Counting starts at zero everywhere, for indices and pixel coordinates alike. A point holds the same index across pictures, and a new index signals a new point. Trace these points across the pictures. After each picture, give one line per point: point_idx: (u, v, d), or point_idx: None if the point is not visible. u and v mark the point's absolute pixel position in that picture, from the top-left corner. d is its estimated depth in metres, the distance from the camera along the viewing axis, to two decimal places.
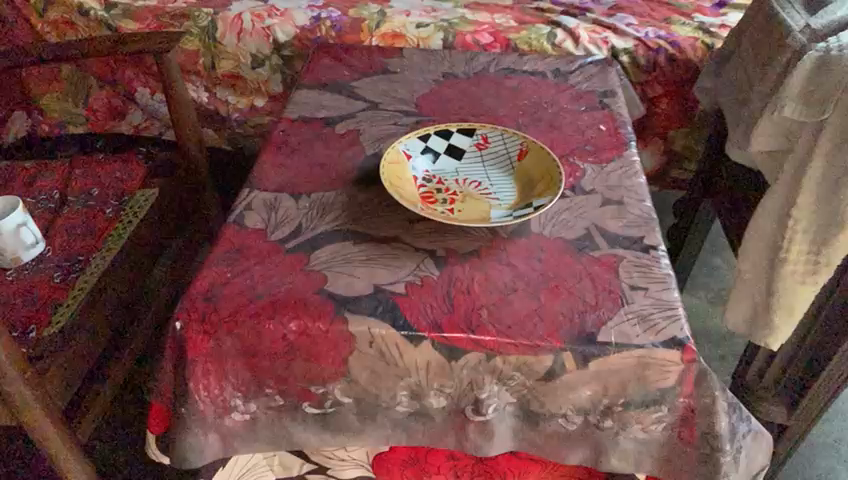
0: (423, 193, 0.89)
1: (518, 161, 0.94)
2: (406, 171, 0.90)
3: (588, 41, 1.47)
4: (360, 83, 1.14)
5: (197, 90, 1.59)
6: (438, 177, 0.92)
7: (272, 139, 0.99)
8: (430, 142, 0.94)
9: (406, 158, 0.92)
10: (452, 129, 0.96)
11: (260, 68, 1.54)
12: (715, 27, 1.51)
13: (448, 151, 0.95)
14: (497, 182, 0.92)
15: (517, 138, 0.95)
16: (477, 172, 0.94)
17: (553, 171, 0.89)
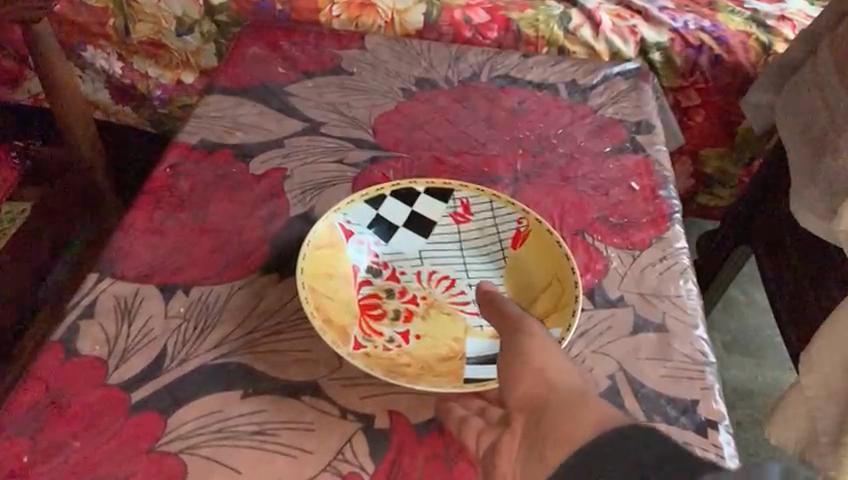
0: (365, 303, 0.60)
1: (512, 247, 0.64)
2: (343, 261, 0.61)
3: (611, 29, 1.15)
4: (298, 88, 0.81)
5: (107, 58, 1.23)
6: (392, 267, 0.64)
7: (153, 180, 0.67)
8: (383, 210, 0.64)
9: (344, 238, 0.62)
10: (418, 187, 0.65)
11: (189, 35, 1.20)
12: (772, 20, 1.17)
13: (409, 222, 0.65)
14: (478, 281, 0.64)
15: (514, 210, 0.64)
16: (450, 259, 0.65)
17: (565, 280, 0.59)
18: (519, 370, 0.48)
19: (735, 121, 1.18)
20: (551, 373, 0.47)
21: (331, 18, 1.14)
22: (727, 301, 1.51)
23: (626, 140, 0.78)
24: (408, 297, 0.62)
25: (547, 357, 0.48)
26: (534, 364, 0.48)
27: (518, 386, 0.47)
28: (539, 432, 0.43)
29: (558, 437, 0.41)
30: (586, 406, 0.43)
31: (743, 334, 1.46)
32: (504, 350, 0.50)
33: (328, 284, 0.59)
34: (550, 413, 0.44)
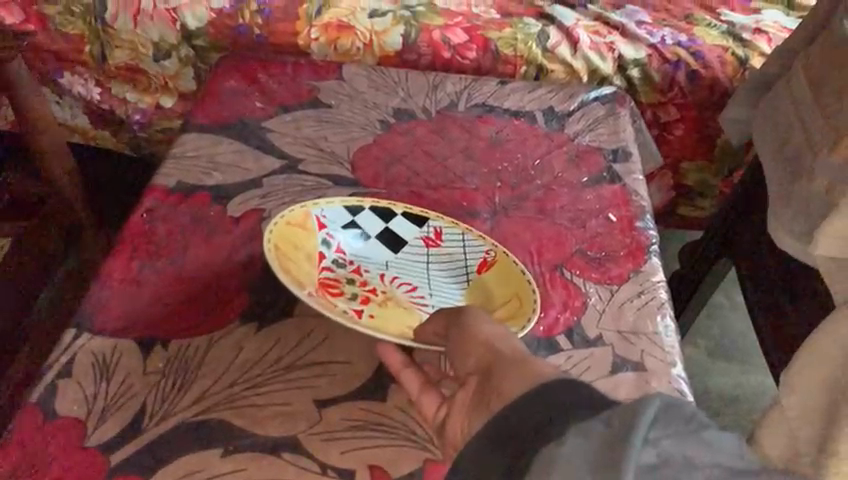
0: (324, 281, 0.64)
1: (476, 274, 0.67)
2: (311, 242, 0.66)
3: (589, 45, 1.16)
4: (276, 123, 0.81)
5: (84, 84, 1.22)
6: (357, 264, 0.67)
7: (129, 226, 0.67)
8: (359, 219, 0.69)
9: (317, 228, 0.66)
10: (397, 210, 0.69)
11: (166, 60, 1.19)
12: (748, 33, 1.20)
13: (382, 235, 0.69)
14: (438, 294, 0.66)
15: (484, 243, 0.68)
16: (414, 274, 0.67)
17: (524, 296, 0.62)
18: (471, 342, 0.51)
19: (713, 135, 1.19)
20: (495, 344, 0.50)
21: (309, 41, 1.15)
22: (710, 307, 1.53)
23: (603, 170, 0.79)
24: (369, 287, 0.65)
25: (497, 328, 0.52)
26: (485, 335, 0.51)
27: (469, 356, 0.50)
28: (484, 390, 0.46)
29: (502, 387, 0.45)
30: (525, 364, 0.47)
31: (726, 339, 1.48)
32: (455, 329, 0.53)
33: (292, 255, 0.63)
34: (494, 370, 0.47)
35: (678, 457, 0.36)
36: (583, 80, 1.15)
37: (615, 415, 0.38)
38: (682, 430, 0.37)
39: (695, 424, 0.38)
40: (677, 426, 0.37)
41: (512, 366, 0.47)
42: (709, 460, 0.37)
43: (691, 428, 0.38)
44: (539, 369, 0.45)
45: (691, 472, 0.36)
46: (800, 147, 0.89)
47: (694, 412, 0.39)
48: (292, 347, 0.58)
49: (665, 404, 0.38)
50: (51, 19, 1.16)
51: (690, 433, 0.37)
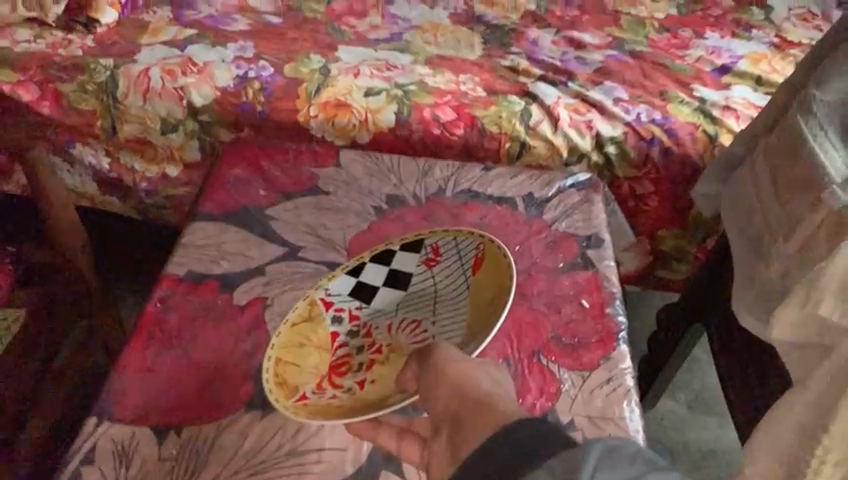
0: (334, 363, 0.71)
1: (473, 269, 0.76)
2: (321, 331, 0.73)
3: (569, 123, 1.24)
4: (278, 210, 0.88)
5: (95, 154, 1.30)
6: (369, 325, 0.76)
7: (144, 315, 0.74)
8: (365, 275, 0.78)
9: (324, 310, 0.74)
10: (395, 247, 0.80)
11: (173, 133, 1.26)
12: (718, 109, 1.29)
13: (388, 281, 0.78)
14: (442, 317, 0.76)
15: (473, 238, 0.78)
16: (423, 303, 0.77)
17: (503, 269, 0.74)
18: (442, 385, 0.57)
19: (687, 206, 1.27)
20: (465, 389, 0.55)
21: (308, 118, 1.24)
22: (691, 361, 1.59)
23: (577, 256, 0.86)
24: (375, 349, 0.73)
25: (463, 368, 0.57)
26: (451, 375, 0.57)
27: (440, 398, 0.56)
28: (455, 436, 0.52)
29: (468, 431, 0.50)
30: (490, 408, 0.52)
31: (706, 393, 1.53)
32: (428, 375, 0.58)
33: (297, 351, 0.70)
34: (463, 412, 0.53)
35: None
36: (563, 157, 1.24)
37: (559, 466, 0.43)
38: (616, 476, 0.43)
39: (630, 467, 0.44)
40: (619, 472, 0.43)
41: (477, 408, 0.53)
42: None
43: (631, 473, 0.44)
44: (500, 414, 0.51)
45: None
46: (762, 228, 0.97)
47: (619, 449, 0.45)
48: (292, 434, 0.65)
49: (606, 451, 0.44)
50: (66, 95, 1.24)
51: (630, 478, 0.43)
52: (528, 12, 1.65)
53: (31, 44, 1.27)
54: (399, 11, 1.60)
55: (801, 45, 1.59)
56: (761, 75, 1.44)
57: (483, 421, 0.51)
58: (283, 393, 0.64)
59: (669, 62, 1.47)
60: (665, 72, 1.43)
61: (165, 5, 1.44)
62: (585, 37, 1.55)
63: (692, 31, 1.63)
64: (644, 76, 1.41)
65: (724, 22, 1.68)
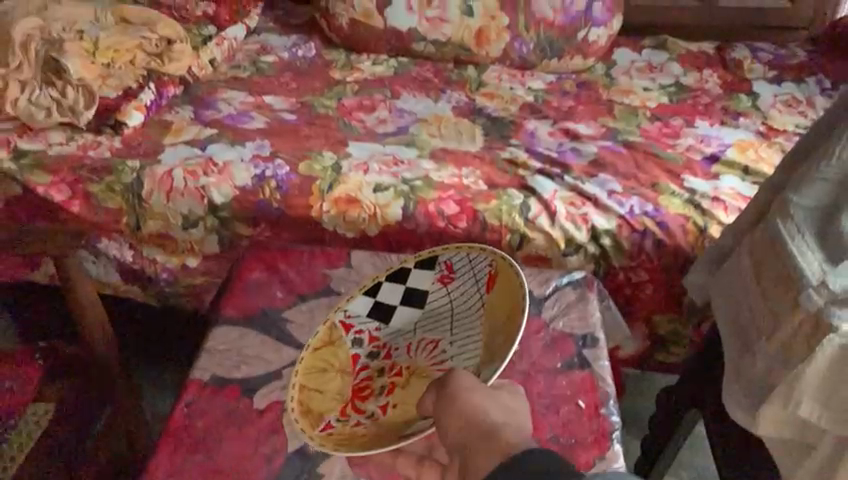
0: (357, 386, 0.86)
1: (484, 276, 0.89)
2: (343, 355, 0.89)
3: (566, 216, 1.32)
4: (294, 313, 0.96)
5: (120, 248, 1.38)
6: (389, 345, 0.91)
7: (172, 421, 0.83)
8: (384, 297, 0.94)
9: (344, 334, 0.91)
10: (409, 265, 0.95)
11: (194, 228, 1.35)
12: (707, 201, 1.36)
13: (406, 300, 0.93)
14: (458, 328, 0.89)
15: (482, 252, 0.90)
16: (440, 314, 0.91)
17: (511, 277, 0.85)
18: (451, 414, 0.63)
19: (681, 293, 1.33)
20: (472, 418, 0.62)
21: (321, 213, 1.32)
22: (695, 437, 1.62)
23: (574, 355, 0.92)
24: (395, 369, 0.88)
25: (470, 395, 0.64)
26: (458, 404, 0.63)
27: (451, 426, 0.63)
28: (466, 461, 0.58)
29: (477, 461, 0.57)
30: (494, 435, 0.58)
31: (710, 470, 1.56)
32: (440, 404, 0.65)
33: (322, 374, 0.86)
34: (474, 443, 0.59)
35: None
36: (561, 248, 1.31)
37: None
38: None
39: None
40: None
41: (485, 440, 0.58)
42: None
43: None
44: (502, 443, 0.57)
45: None
46: (749, 323, 1.02)
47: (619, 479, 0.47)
48: None
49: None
50: (94, 195, 1.32)
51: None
52: (526, 104, 1.75)
53: (63, 147, 1.37)
54: (405, 104, 1.71)
55: (786, 133, 1.68)
56: (749, 164, 1.52)
57: (488, 448, 0.57)
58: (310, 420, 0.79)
59: (662, 152, 1.55)
60: (658, 162, 1.52)
61: (187, 105, 1.55)
62: (580, 128, 1.64)
63: (683, 119, 1.72)
64: (637, 167, 1.49)
65: (712, 109, 1.78)
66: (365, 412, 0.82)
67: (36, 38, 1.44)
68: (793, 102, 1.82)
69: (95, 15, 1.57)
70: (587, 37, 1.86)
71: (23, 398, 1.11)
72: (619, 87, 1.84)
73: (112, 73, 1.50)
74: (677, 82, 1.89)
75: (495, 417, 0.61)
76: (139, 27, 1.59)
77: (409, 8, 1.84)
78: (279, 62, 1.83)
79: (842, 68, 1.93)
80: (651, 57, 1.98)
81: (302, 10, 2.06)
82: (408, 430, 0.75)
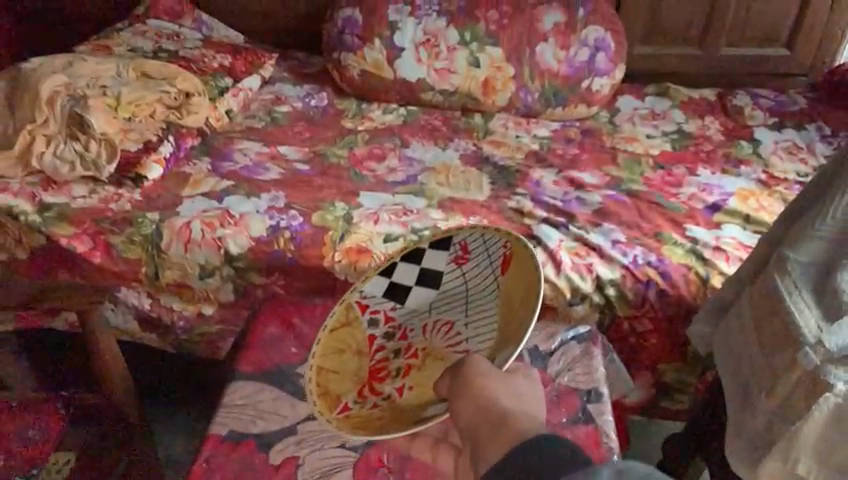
0: (374, 368, 0.97)
1: (497, 255, 0.97)
2: (358, 335, 1.00)
3: (571, 266, 1.35)
4: (308, 368, 1.00)
5: (138, 296, 1.43)
6: (405, 326, 1.02)
7: (191, 474, 0.86)
8: (400, 277, 1.05)
9: (360, 314, 1.02)
10: (423, 247, 1.05)
11: (210, 277, 1.39)
12: (709, 250, 1.40)
13: (420, 281, 1.04)
14: (471, 306, 0.98)
15: (495, 233, 0.99)
16: (453, 291, 1.02)
17: (524, 257, 0.92)
18: (466, 400, 0.67)
19: (684, 342, 1.36)
20: (485, 406, 0.65)
21: (333, 263, 1.37)
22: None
23: (579, 410, 0.95)
24: (410, 350, 0.99)
25: (484, 385, 0.67)
26: (473, 392, 0.67)
27: (464, 411, 0.66)
28: (476, 444, 0.62)
29: (487, 445, 0.60)
30: (505, 423, 0.61)
31: None
32: (456, 389, 0.69)
33: (339, 355, 0.98)
34: (483, 425, 0.63)
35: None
36: (566, 298, 1.35)
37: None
38: None
39: None
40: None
41: (494, 423, 0.62)
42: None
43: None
44: (513, 430, 0.60)
45: None
46: (748, 375, 1.05)
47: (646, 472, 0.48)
48: None
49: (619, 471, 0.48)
50: (115, 246, 1.38)
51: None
52: (531, 152, 1.80)
53: (86, 200, 1.42)
54: (414, 153, 1.76)
55: (787, 181, 1.72)
56: (750, 213, 1.56)
57: (499, 433, 0.60)
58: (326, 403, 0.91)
59: (665, 200, 1.60)
60: (661, 210, 1.56)
61: (205, 156, 1.61)
62: (584, 176, 1.69)
63: (685, 167, 1.76)
64: (641, 216, 1.53)
65: (714, 157, 1.82)
66: (382, 394, 0.93)
67: (62, 95, 1.49)
68: (794, 148, 1.86)
69: (116, 72, 1.64)
70: (590, 86, 1.92)
71: (46, 447, 1.15)
72: (622, 135, 1.89)
73: (132, 127, 1.54)
74: (679, 129, 1.93)
75: (509, 406, 0.64)
76: (159, 81, 1.64)
77: (418, 60, 1.91)
78: (293, 112, 1.89)
79: (841, 115, 1.98)
80: (654, 105, 2.03)
81: (315, 60, 2.13)
82: (421, 417, 0.83)
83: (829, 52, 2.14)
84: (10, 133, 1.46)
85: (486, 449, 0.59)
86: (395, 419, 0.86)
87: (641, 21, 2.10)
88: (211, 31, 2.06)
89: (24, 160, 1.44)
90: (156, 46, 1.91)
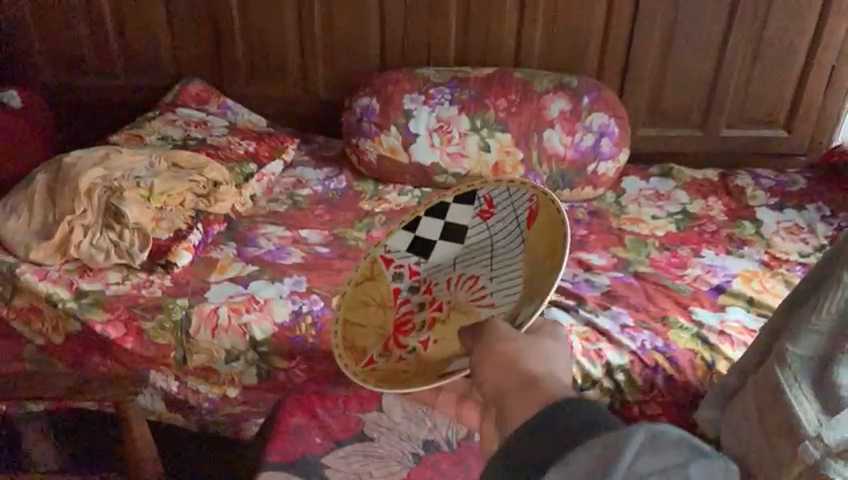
0: (399, 322, 1.02)
1: (523, 209, 0.97)
2: (383, 287, 1.06)
3: (581, 352, 1.42)
4: (332, 458, 1.07)
5: (166, 379, 1.50)
6: (429, 279, 1.06)
7: None
8: (426, 232, 1.07)
9: (385, 268, 1.07)
10: (448, 200, 1.07)
11: (235, 362, 1.46)
12: (714, 335, 1.47)
13: (444, 235, 1.06)
14: (495, 262, 1.00)
15: (521, 186, 0.98)
16: (476, 244, 1.04)
17: (551, 210, 0.92)
18: (494, 364, 0.70)
19: None
20: (511, 370, 0.67)
21: None
22: None
23: None
24: (435, 305, 1.03)
25: (513, 351, 0.70)
26: (498, 357, 0.70)
27: (489, 374, 0.69)
28: (502, 402, 0.64)
29: (514, 402, 0.62)
30: (532, 382, 0.64)
31: None
32: (481, 352, 0.72)
33: (364, 308, 1.04)
34: (508, 387, 0.65)
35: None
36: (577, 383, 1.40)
37: (604, 451, 0.49)
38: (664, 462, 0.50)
39: (679, 455, 0.50)
40: (661, 457, 0.50)
41: (521, 384, 0.64)
42: None
43: (676, 460, 0.50)
44: (539, 388, 0.62)
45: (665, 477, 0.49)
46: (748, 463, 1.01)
47: (679, 440, 0.50)
48: None
49: (653, 437, 0.50)
50: (146, 331, 1.45)
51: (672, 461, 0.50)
52: None
53: (119, 286, 1.51)
54: None
55: (788, 262, 1.79)
56: (753, 295, 1.62)
57: (527, 388, 0.63)
58: (351, 359, 0.98)
59: (670, 282, 1.66)
60: (667, 292, 1.62)
61: (231, 242, 1.70)
62: (593, 258, 1.76)
63: (689, 248, 1.83)
64: (647, 299, 1.60)
65: (718, 237, 1.88)
66: (407, 348, 0.99)
67: (99, 186, 1.58)
68: (795, 228, 1.92)
69: (149, 162, 1.73)
70: (596, 169, 2.01)
71: None
72: (628, 216, 1.97)
73: (164, 215, 1.64)
74: (684, 209, 2.00)
75: (539, 369, 0.66)
76: (189, 171, 1.73)
77: (432, 146, 2.01)
78: (313, 195, 1.99)
79: (840, 195, 2.05)
80: (659, 186, 2.11)
81: (334, 144, 2.24)
82: (445, 371, 0.90)
83: (825, 133, 2.25)
84: (50, 222, 1.55)
85: (513, 403, 0.62)
86: (420, 373, 0.94)
87: (643, 106, 2.21)
88: (236, 115, 2.17)
89: (62, 248, 1.52)
90: (186, 134, 2.02)
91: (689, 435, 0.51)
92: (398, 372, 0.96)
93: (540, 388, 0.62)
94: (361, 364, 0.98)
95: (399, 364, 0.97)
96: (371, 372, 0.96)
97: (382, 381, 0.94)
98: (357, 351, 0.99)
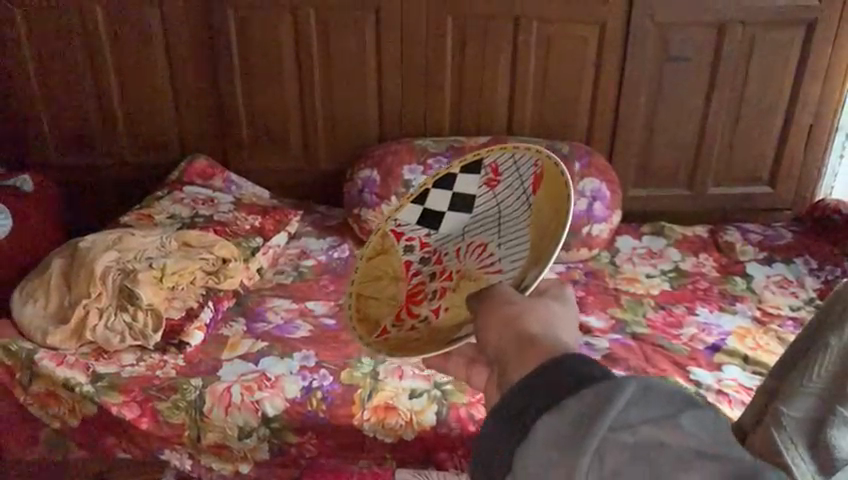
0: (409, 292, 0.99)
1: (529, 176, 0.96)
2: (395, 260, 1.03)
3: None
4: None
5: (180, 458, 1.54)
6: (438, 250, 1.02)
7: None
8: (435, 203, 1.04)
9: (396, 241, 1.04)
10: (455, 171, 1.06)
11: (248, 438, 1.50)
12: (713, 395, 1.54)
13: (454, 206, 1.03)
14: (502, 229, 0.97)
15: (527, 153, 0.98)
16: (483, 212, 1.00)
17: (557, 175, 0.92)
18: (494, 326, 0.65)
19: None
20: (512, 332, 0.63)
21: (363, 421, 1.48)
22: None
23: None
24: (445, 273, 0.98)
25: (516, 311, 0.65)
26: (497, 321, 0.66)
27: (491, 336, 0.65)
28: (504, 361, 0.60)
29: (514, 363, 0.58)
30: (535, 343, 0.59)
31: None
32: (483, 314, 0.68)
33: (377, 281, 1.02)
34: (509, 347, 0.61)
35: (652, 435, 0.45)
36: None
37: (595, 398, 0.47)
38: (658, 413, 0.45)
39: (675, 406, 0.46)
40: (655, 409, 0.46)
41: (520, 344, 0.60)
42: (682, 436, 0.45)
43: (670, 411, 0.46)
44: (537, 350, 0.58)
45: (658, 428, 0.45)
46: None
47: (672, 394, 0.46)
48: None
49: (643, 386, 0.46)
50: (161, 411, 1.50)
51: (666, 415, 0.45)
52: None
53: (134, 367, 1.56)
54: None
55: (779, 317, 1.85)
56: (748, 353, 1.68)
57: (529, 350, 0.59)
58: (365, 331, 0.98)
59: (667, 343, 1.72)
60: (664, 353, 1.68)
61: (240, 317, 1.76)
62: (592, 320, 1.81)
63: (684, 305, 1.89)
64: (645, 359, 1.66)
65: (711, 294, 1.95)
66: (419, 316, 0.96)
67: (113, 269, 1.64)
68: (784, 283, 1.99)
69: (160, 242, 1.78)
70: (590, 231, 2.08)
71: None
72: (624, 275, 2.03)
73: (175, 295, 1.68)
74: (677, 267, 2.07)
75: (545, 329, 0.62)
76: (200, 250, 1.79)
77: None
78: (318, 265, 2.04)
79: (827, 248, 2.12)
80: (651, 244, 2.18)
81: (335, 212, 2.32)
82: (453, 337, 0.88)
83: (807, 187, 2.34)
84: (66, 307, 1.61)
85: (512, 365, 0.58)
86: (430, 338, 0.91)
87: (632, 168, 2.30)
88: (239, 189, 2.24)
89: (79, 332, 1.57)
90: (193, 211, 2.10)
91: (683, 389, 0.47)
92: (410, 340, 0.93)
93: (541, 349, 0.58)
94: (373, 334, 0.97)
95: (410, 332, 0.94)
96: (384, 342, 0.95)
97: (394, 349, 0.94)
98: (369, 323, 0.98)
